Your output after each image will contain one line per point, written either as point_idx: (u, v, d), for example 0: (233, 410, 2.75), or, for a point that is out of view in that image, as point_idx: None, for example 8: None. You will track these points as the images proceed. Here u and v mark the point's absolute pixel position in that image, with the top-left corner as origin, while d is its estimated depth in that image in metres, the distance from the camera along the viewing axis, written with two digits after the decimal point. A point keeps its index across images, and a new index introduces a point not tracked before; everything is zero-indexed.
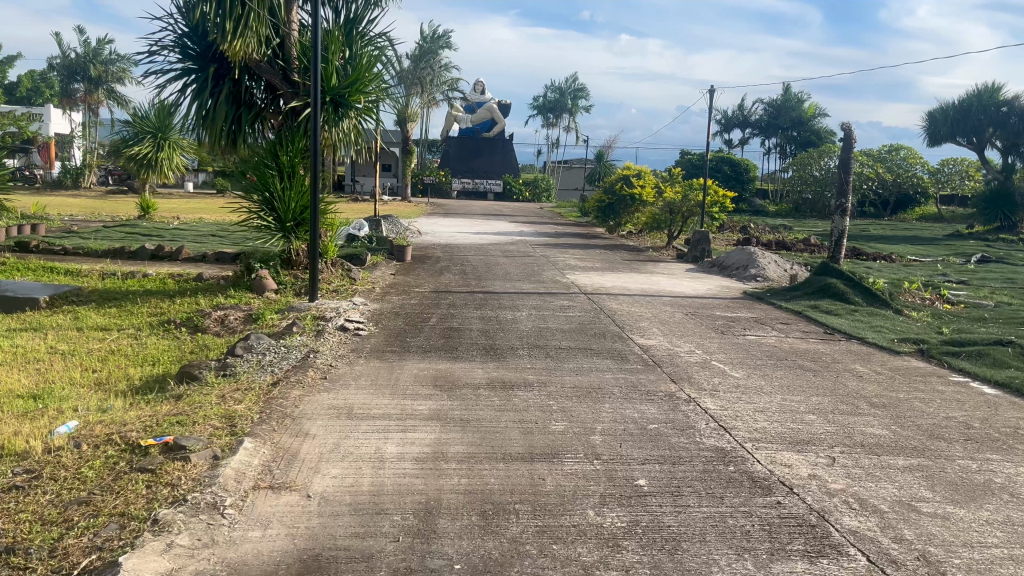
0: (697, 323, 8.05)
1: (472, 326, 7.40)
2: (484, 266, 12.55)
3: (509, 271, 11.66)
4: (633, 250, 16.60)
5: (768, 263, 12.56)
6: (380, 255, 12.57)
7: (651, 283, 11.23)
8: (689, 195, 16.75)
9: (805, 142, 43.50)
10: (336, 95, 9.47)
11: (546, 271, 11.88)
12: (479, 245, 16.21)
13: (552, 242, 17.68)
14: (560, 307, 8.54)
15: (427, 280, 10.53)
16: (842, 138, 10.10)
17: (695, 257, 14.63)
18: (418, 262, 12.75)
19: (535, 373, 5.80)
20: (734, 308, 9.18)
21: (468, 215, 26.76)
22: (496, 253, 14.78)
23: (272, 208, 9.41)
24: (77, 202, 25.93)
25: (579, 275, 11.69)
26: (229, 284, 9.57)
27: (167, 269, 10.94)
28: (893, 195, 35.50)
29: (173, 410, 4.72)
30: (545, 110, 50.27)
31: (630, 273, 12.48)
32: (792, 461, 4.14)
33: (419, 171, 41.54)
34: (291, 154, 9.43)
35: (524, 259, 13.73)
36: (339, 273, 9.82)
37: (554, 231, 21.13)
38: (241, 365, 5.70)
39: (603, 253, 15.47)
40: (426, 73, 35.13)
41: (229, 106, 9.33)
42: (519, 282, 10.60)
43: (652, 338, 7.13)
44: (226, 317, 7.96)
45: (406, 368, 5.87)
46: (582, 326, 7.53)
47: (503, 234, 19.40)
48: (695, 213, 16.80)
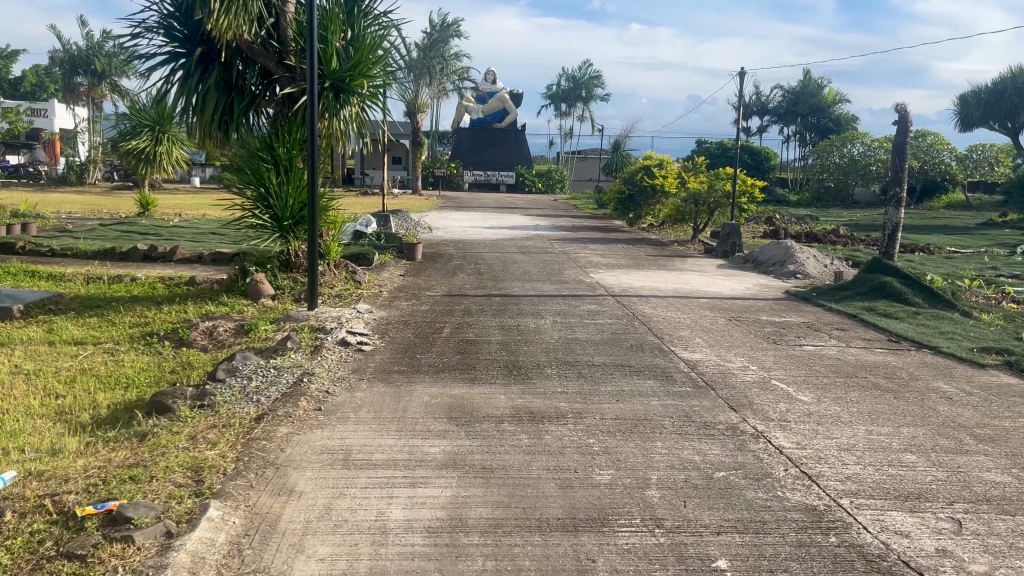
0: (744, 330, 7.14)
1: (491, 338, 6.52)
2: (500, 264, 11.66)
3: (528, 271, 10.75)
4: (657, 244, 15.66)
5: (807, 259, 11.60)
6: (389, 254, 11.70)
7: (683, 283, 10.31)
8: (716, 185, 15.80)
9: (826, 130, 42.22)
10: (337, 79, 8.59)
11: (568, 270, 10.98)
12: (494, 240, 15.32)
13: (570, 236, 16.75)
14: (588, 313, 7.64)
15: (439, 281, 9.65)
16: (898, 121, 9.15)
17: (726, 252, 13.67)
18: (429, 261, 11.87)
19: (568, 400, 4.90)
20: (782, 312, 8.25)
21: (481, 209, 25.85)
22: (512, 249, 13.88)
23: (268, 205, 8.54)
24: (78, 199, 25.24)
25: (604, 274, 10.79)
26: (222, 288, 8.73)
27: (158, 272, 10.09)
28: (920, 183, 34.29)
29: (131, 457, 3.86)
30: (558, 99, 49.26)
31: (658, 271, 11.54)
32: (909, 528, 3.24)
33: (429, 163, 40.64)
34: (288, 145, 8.54)
35: (542, 256, 12.82)
36: (342, 275, 8.94)
37: (572, 224, 20.19)
38: (222, 394, 4.83)
39: (626, 249, 14.54)
40: (435, 62, 33.89)
41: (219, 93, 8.47)
42: (540, 283, 9.70)
43: (698, 352, 6.23)
44: (216, 328, 7.11)
45: (416, 394, 4.98)
46: (617, 337, 6.64)
47: (518, 228, 18.48)
48: (723, 204, 15.84)
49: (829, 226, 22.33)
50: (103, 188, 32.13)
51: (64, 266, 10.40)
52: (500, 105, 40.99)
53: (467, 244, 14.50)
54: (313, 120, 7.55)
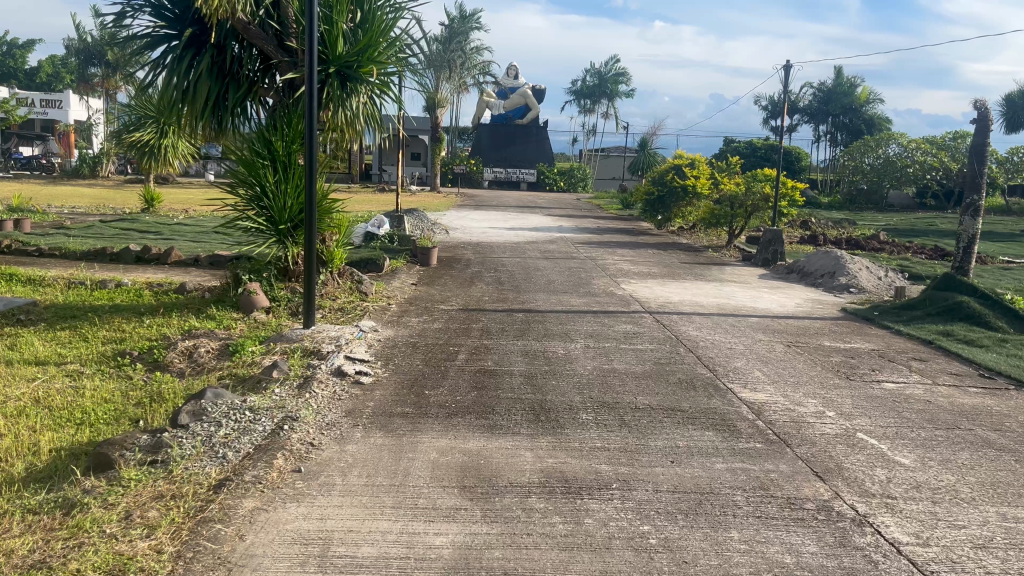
0: (808, 361, 6.13)
1: (514, 368, 5.54)
2: (522, 271, 10.69)
3: (554, 281, 9.77)
4: (690, 250, 14.63)
5: (861, 270, 10.54)
6: (402, 259, 10.78)
7: (726, 296, 9.28)
8: (755, 187, 14.73)
9: (859, 130, 40.84)
10: (343, 66, 7.64)
11: (597, 280, 9.99)
12: (515, 243, 14.34)
13: (596, 239, 15.74)
14: (625, 337, 6.64)
15: (455, 292, 8.69)
16: (977, 119, 8.26)
17: (766, 260, 12.61)
18: (445, 267, 10.92)
19: (611, 461, 3.92)
20: (845, 335, 7.21)
21: (501, 207, 24.85)
22: (535, 254, 12.90)
23: (265, 206, 7.61)
24: (87, 192, 24.50)
25: (637, 285, 9.79)
26: (213, 298, 7.81)
27: (148, 277, 9.19)
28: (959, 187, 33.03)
29: (39, 549, 2.92)
30: (583, 95, 48.29)
31: (695, 282, 10.52)
32: None
33: (449, 160, 39.71)
34: (288, 139, 7.65)
35: (568, 263, 11.84)
36: (346, 286, 7.99)
37: (597, 226, 19.20)
38: (181, 447, 3.89)
39: (657, 255, 13.51)
40: (456, 55, 32.92)
41: (213, 79, 7.55)
42: (567, 296, 8.71)
43: (761, 391, 5.22)
44: (198, 347, 6.19)
45: (421, 449, 4.02)
46: (661, 369, 5.64)
47: (541, 230, 17.49)
48: (762, 207, 14.78)
49: (867, 231, 21.21)
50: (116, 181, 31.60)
51: (46, 269, 9.54)
52: (523, 100, 39.65)
53: (487, 247, 13.54)
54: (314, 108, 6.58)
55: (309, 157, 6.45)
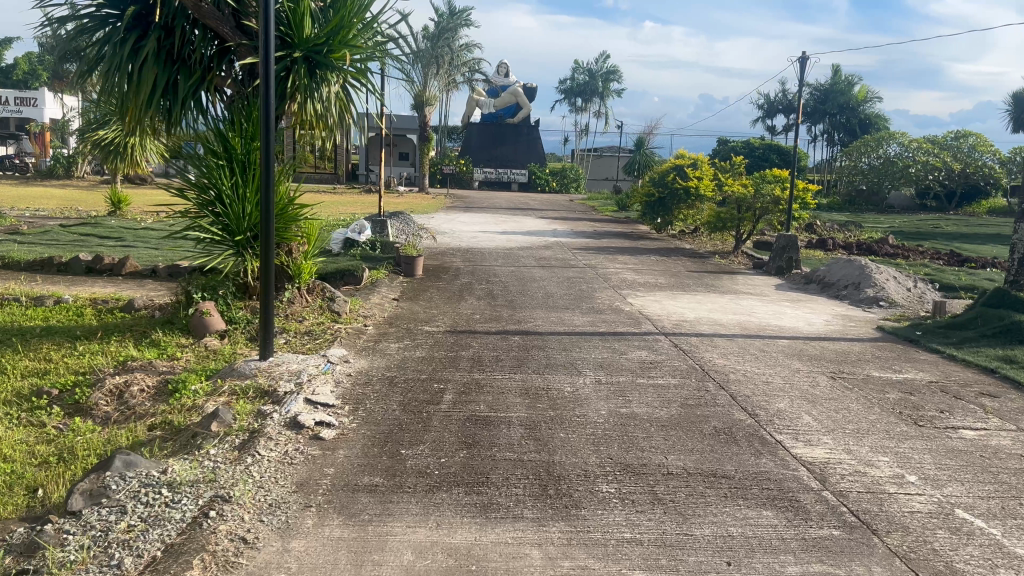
0: (863, 400, 5.13)
1: (512, 415, 4.52)
2: (516, 282, 9.67)
3: (553, 294, 8.76)
4: (695, 256, 13.65)
5: (888, 281, 9.60)
6: (385, 269, 9.78)
7: (745, 312, 8.29)
8: (765, 189, 13.76)
9: (857, 130, 39.94)
10: (310, 50, 6.61)
11: (600, 293, 9.01)
12: (508, 249, 13.33)
13: (593, 245, 14.78)
14: (642, 368, 5.62)
15: (444, 309, 7.68)
16: None
17: (779, 268, 11.66)
18: (432, 278, 9.90)
19: (647, 564, 2.90)
20: (893, 362, 6.23)
21: (491, 210, 23.82)
22: (530, 262, 11.91)
23: (220, 211, 6.56)
24: (56, 194, 23.32)
25: (644, 299, 8.79)
26: (163, 319, 6.76)
27: (95, 292, 8.11)
28: (960, 187, 31.94)
29: None
30: (573, 93, 47.24)
31: (708, 294, 9.53)
32: None
33: (438, 160, 38.68)
34: (246, 135, 6.61)
35: (566, 272, 10.86)
36: (317, 304, 6.96)
37: (593, 229, 18.23)
38: (61, 549, 2.85)
39: (661, 263, 12.54)
40: (445, 52, 31.82)
41: (160, 65, 6.51)
42: (570, 313, 7.72)
43: (819, 446, 4.21)
44: (130, 385, 5.12)
45: (392, 546, 2.99)
46: (691, 415, 4.63)
47: (535, 234, 16.47)
48: (772, 211, 13.81)
49: (874, 234, 20.34)
50: (92, 181, 30.41)
51: None
52: (512, 99, 38.61)
53: (477, 254, 12.52)
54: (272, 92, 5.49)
55: (266, 153, 5.39)
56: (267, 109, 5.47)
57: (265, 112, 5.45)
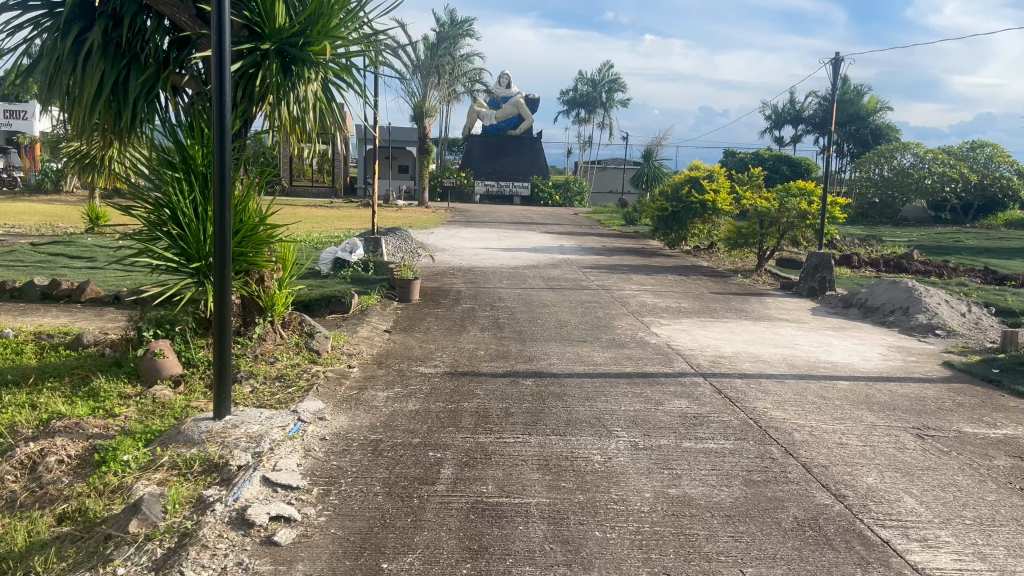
0: (969, 470, 4.08)
1: (531, 502, 3.46)
2: (524, 308, 8.64)
3: (568, 323, 7.72)
4: (716, 275, 12.63)
5: (940, 305, 8.58)
6: (377, 294, 8.76)
7: (788, 344, 7.25)
8: (790, 203, 12.74)
9: (868, 141, 38.92)
10: (285, 43, 5.62)
11: (619, 321, 7.99)
12: (513, 268, 12.33)
13: (604, 262, 13.76)
14: (684, 426, 4.58)
15: (443, 344, 6.65)
16: None
17: (811, 290, 10.63)
18: (430, 303, 8.88)
19: None
20: (983, 412, 5.17)
21: (494, 224, 22.82)
22: (537, 283, 10.89)
23: (177, 233, 5.51)
24: (37, 209, 22.33)
25: (670, 328, 7.76)
26: (111, 360, 5.71)
27: (44, 324, 7.08)
28: (977, 200, 30.91)
29: None
30: (576, 104, 46.36)
31: (739, 320, 8.50)
32: None
33: (438, 173, 37.75)
34: (208, 142, 5.56)
35: (579, 294, 9.83)
36: (293, 340, 5.93)
37: (603, 245, 17.22)
38: None
39: (681, 283, 11.52)
40: (445, 61, 30.99)
41: (107, 60, 5.55)
42: (589, 347, 6.69)
43: (941, 549, 3.15)
44: (48, 454, 4.08)
45: None
46: (760, 498, 3.58)
47: (541, 250, 15.46)
48: (798, 226, 12.77)
49: (898, 249, 19.31)
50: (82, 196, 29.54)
51: None
52: (515, 110, 37.77)
53: (480, 274, 11.50)
54: (230, 101, 4.24)
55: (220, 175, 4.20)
56: (222, 123, 4.23)
57: (219, 128, 4.22)
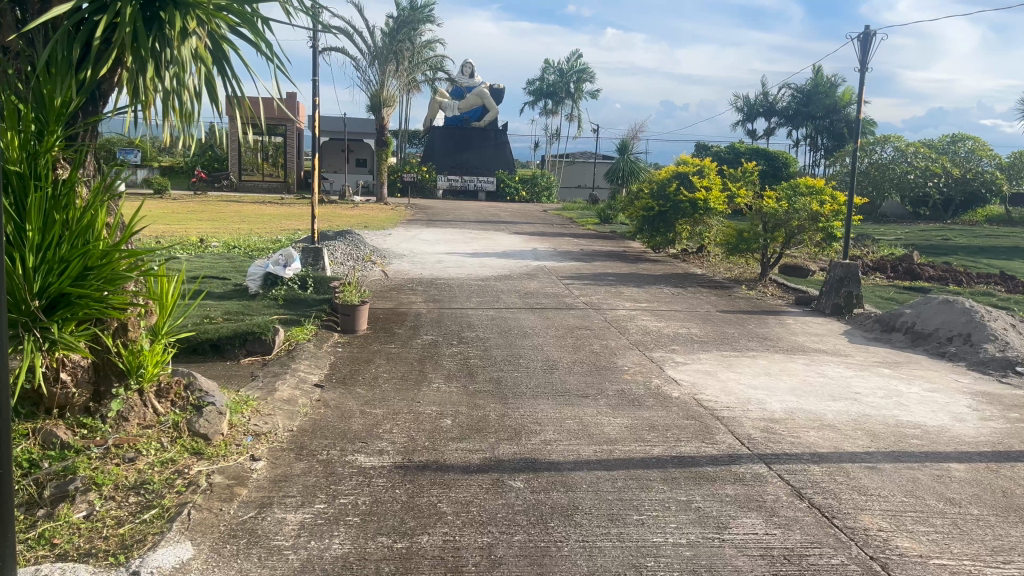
0: None
1: None
2: (500, 340, 6.85)
3: (560, 368, 5.93)
4: (716, 287, 10.97)
5: (1010, 332, 6.99)
6: (313, 324, 6.90)
7: (847, 394, 5.55)
8: (800, 203, 11.13)
9: (843, 133, 37.82)
10: None
11: (623, 362, 6.25)
12: (482, 281, 10.52)
13: (587, 271, 12.04)
14: None
15: (394, 408, 4.83)
16: None
17: (835, 308, 9.01)
18: (382, 334, 7.04)
19: None
20: None
21: (457, 223, 21.04)
22: (513, 300, 9.12)
23: None
24: None
25: (692, 371, 6.02)
26: None
27: None
28: (959, 195, 29.78)
29: None
30: (541, 95, 44.58)
31: (770, 354, 6.81)
32: None
33: (398, 167, 35.77)
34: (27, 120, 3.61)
35: (565, 317, 8.07)
36: (172, 414, 4.05)
37: (580, 248, 15.51)
38: None
39: (680, 298, 9.82)
40: (405, 47, 28.86)
41: None
42: (595, 410, 4.91)
43: None
44: None
45: None
46: None
47: (513, 256, 13.71)
48: (808, 228, 11.19)
49: (895, 251, 17.89)
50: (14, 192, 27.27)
51: None
52: (478, 101, 35.87)
53: (444, 289, 9.70)
54: None
55: None
56: None
57: None
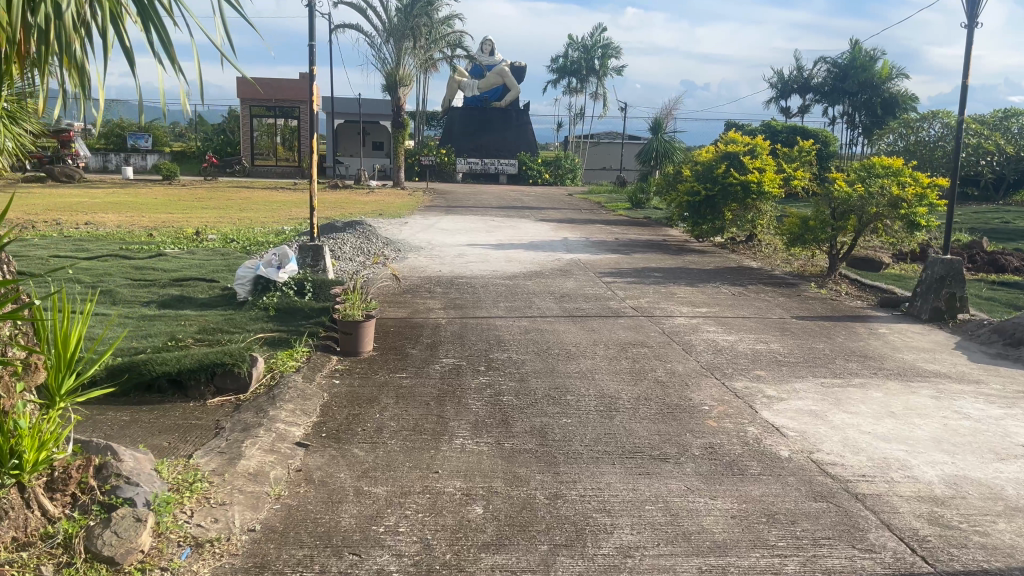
0: None
1: None
2: (539, 365, 5.46)
3: (620, 410, 4.53)
4: (781, 284, 9.51)
5: None
6: (306, 346, 5.56)
7: (1016, 449, 4.11)
8: (877, 186, 9.60)
9: (880, 110, 35.77)
10: None
11: (700, 398, 4.85)
12: (511, 280, 9.14)
13: (627, 265, 10.64)
14: None
15: (400, 484, 3.46)
16: None
17: (933, 314, 7.52)
18: (391, 356, 5.68)
19: None
20: None
21: (480, 209, 19.69)
22: (548, 304, 7.75)
23: None
24: None
25: (794, 412, 4.60)
26: None
27: None
28: (1013, 174, 27.74)
29: None
30: (564, 73, 42.90)
31: (882, 382, 5.37)
32: None
33: (416, 150, 34.42)
34: None
35: (613, 329, 6.67)
36: (66, 519, 2.72)
37: (615, 237, 14.09)
38: None
39: (743, 299, 8.40)
40: (421, 22, 27.23)
41: None
42: (681, 486, 3.51)
43: None
44: None
45: None
46: None
47: (542, 247, 12.29)
48: (887, 216, 9.66)
49: (963, 237, 16.19)
50: (20, 176, 26.30)
51: None
52: (499, 80, 34.55)
53: (467, 291, 8.32)
54: None
55: None
56: None
57: None
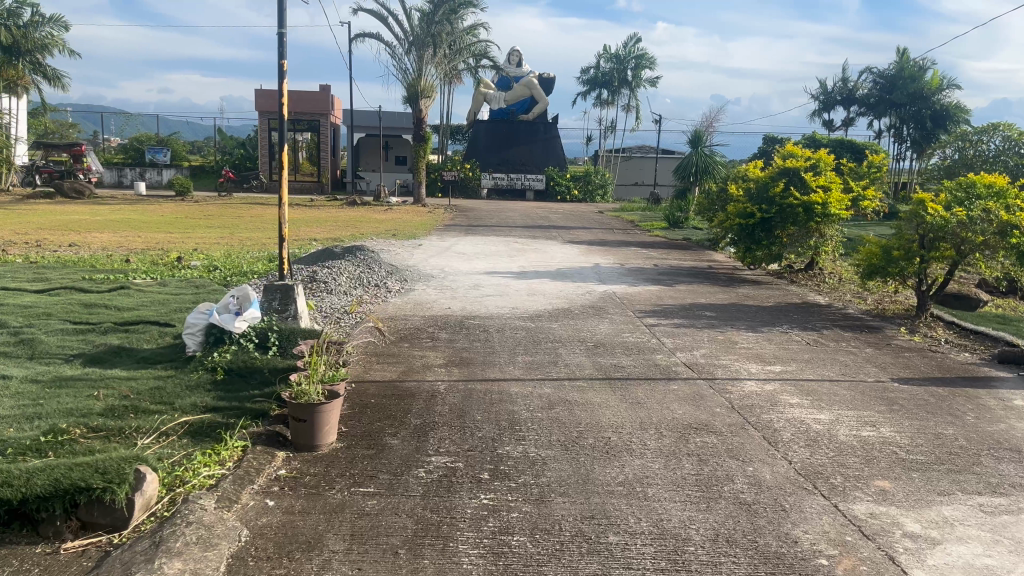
0: None
1: None
2: (567, 470, 3.84)
3: (693, 572, 2.91)
4: (863, 328, 7.82)
5: None
6: (243, 440, 3.98)
7: None
8: (979, 211, 7.90)
9: (929, 122, 33.63)
10: None
11: (808, 538, 3.20)
12: (533, 321, 7.55)
13: (672, 300, 9.02)
14: None
15: None
16: None
17: None
18: (363, 449, 4.10)
19: None
20: None
21: (504, 228, 18.17)
22: (578, 358, 6.15)
23: None
24: None
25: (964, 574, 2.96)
26: None
27: None
28: None
29: None
30: (595, 85, 41.38)
31: None
32: None
33: (440, 165, 33.10)
34: None
35: (664, 401, 5.05)
36: None
37: (653, 263, 12.47)
38: None
39: (822, 351, 6.73)
40: (444, 30, 25.86)
41: None
42: None
43: None
44: None
45: None
46: None
47: (571, 276, 10.71)
48: (991, 247, 7.93)
49: None
50: (29, 191, 25.34)
51: None
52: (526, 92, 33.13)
53: (480, 338, 6.75)
54: None
55: None
56: None
57: None
